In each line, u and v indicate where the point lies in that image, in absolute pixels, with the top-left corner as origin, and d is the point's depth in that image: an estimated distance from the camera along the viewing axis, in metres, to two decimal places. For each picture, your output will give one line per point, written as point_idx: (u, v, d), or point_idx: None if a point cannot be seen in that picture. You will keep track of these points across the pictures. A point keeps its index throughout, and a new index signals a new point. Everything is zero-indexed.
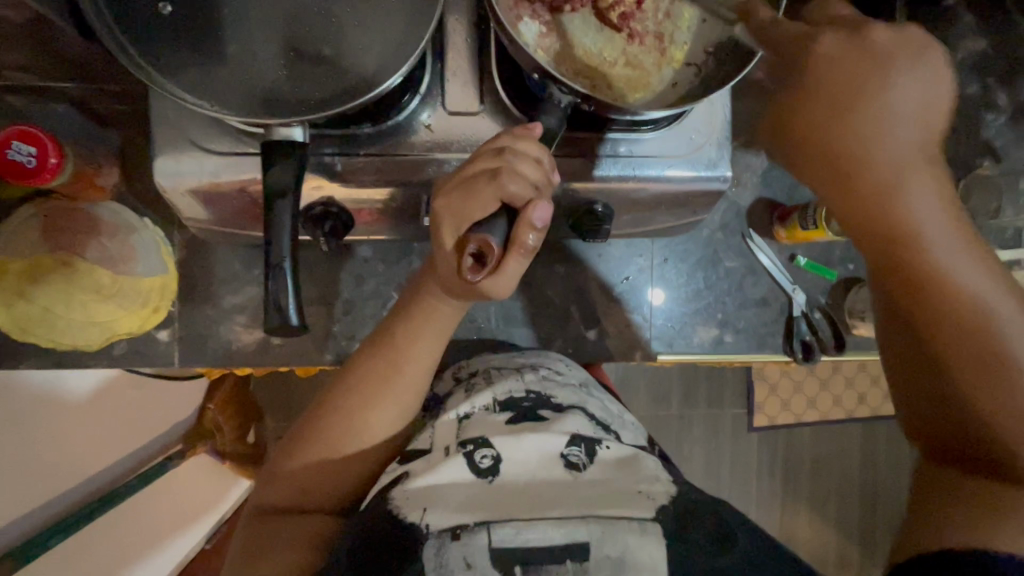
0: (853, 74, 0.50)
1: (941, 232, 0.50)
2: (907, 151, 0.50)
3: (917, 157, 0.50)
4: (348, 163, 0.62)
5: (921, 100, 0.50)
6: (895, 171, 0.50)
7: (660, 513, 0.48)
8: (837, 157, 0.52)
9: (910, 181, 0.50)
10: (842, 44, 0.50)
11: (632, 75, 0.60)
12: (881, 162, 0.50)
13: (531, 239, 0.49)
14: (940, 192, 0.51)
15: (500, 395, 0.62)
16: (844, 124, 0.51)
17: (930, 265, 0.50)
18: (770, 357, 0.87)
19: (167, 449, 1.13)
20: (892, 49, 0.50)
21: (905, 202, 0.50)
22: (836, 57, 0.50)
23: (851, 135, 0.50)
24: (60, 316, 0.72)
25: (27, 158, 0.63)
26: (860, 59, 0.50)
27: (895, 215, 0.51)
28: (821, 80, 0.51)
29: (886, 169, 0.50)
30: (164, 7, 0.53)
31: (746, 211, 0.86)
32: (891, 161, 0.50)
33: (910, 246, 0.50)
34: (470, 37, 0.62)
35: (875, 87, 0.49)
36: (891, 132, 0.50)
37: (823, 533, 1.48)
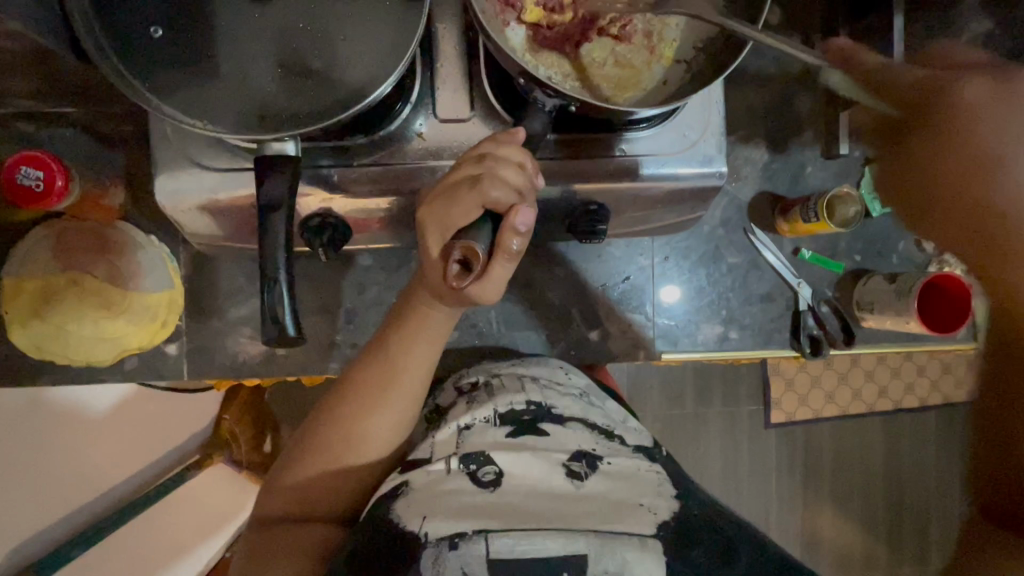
0: (987, 108, 0.52)
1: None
2: (1006, 197, 0.50)
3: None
4: (343, 175, 0.63)
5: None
6: (1009, 212, 0.50)
7: (660, 528, 0.48)
8: (965, 192, 0.52)
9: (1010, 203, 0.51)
10: (983, 86, 0.52)
11: (622, 75, 0.60)
12: (1000, 202, 0.51)
13: (515, 244, 0.48)
14: None
15: (502, 407, 0.61)
16: (982, 152, 0.52)
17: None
18: (777, 353, 0.85)
19: (185, 459, 1.11)
20: (1018, 83, 0.51)
21: (996, 223, 0.51)
22: (985, 99, 0.52)
23: (987, 158, 0.52)
24: (72, 332, 0.74)
25: (36, 182, 0.66)
26: (995, 95, 0.51)
27: (1006, 248, 0.50)
28: (975, 124, 0.51)
29: (992, 208, 0.51)
30: (157, 30, 0.54)
31: (747, 206, 0.85)
32: (1005, 201, 0.50)
33: (1020, 288, 0.49)
34: (458, 45, 0.62)
35: (1000, 125, 0.51)
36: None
37: (845, 531, 1.45)
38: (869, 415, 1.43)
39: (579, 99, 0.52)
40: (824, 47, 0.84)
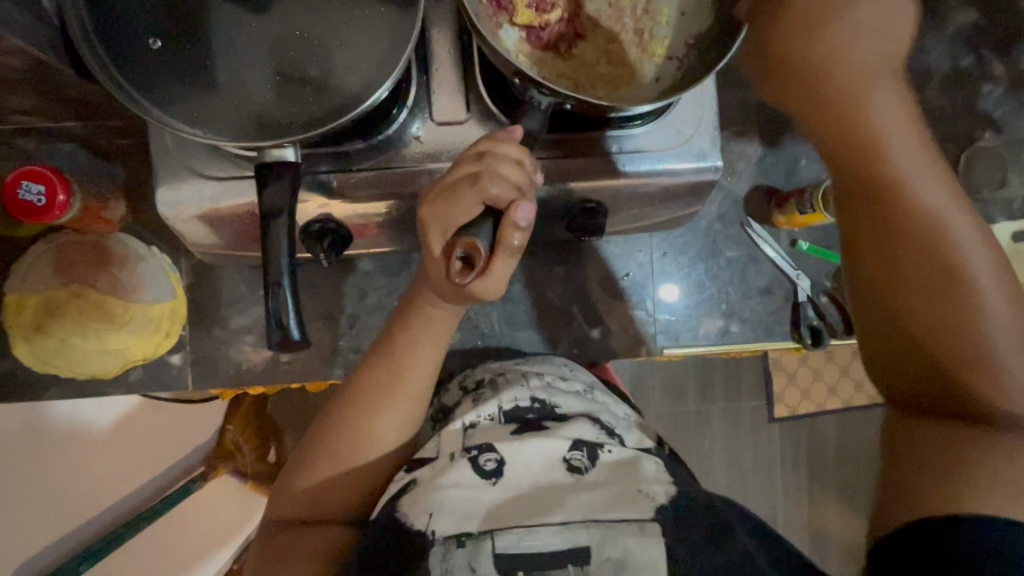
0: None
1: (903, 154, 0.49)
2: (868, 70, 0.48)
3: (875, 76, 0.49)
4: (343, 180, 0.63)
5: (886, 17, 0.48)
6: (857, 96, 0.49)
7: (659, 513, 0.48)
8: (817, 82, 0.49)
9: (875, 95, 0.49)
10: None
11: (616, 73, 0.61)
12: (866, 95, 0.49)
13: (517, 239, 0.49)
14: (905, 114, 0.50)
15: (506, 405, 0.62)
16: (805, 37, 0.48)
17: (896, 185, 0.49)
18: (777, 344, 0.86)
19: (190, 471, 1.10)
20: None
21: (869, 118, 0.49)
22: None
23: (819, 46, 0.48)
24: (76, 346, 0.75)
25: (38, 197, 0.66)
26: None
27: (851, 138, 0.49)
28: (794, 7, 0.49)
29: (850, 96, 0.48)
30: (154, 42, 0.55)
31: (743, 200, 0.86)
32: (851, 88, 0.49)
33: (886, 176, 0.49)
34: (453, 48, 0.63)
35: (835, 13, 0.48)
36: (866, 53, 0.48)
37: (854, 524, 1.45)
38: (872, 406, 1.43)
39: (573, 97, 0.52)
40: None
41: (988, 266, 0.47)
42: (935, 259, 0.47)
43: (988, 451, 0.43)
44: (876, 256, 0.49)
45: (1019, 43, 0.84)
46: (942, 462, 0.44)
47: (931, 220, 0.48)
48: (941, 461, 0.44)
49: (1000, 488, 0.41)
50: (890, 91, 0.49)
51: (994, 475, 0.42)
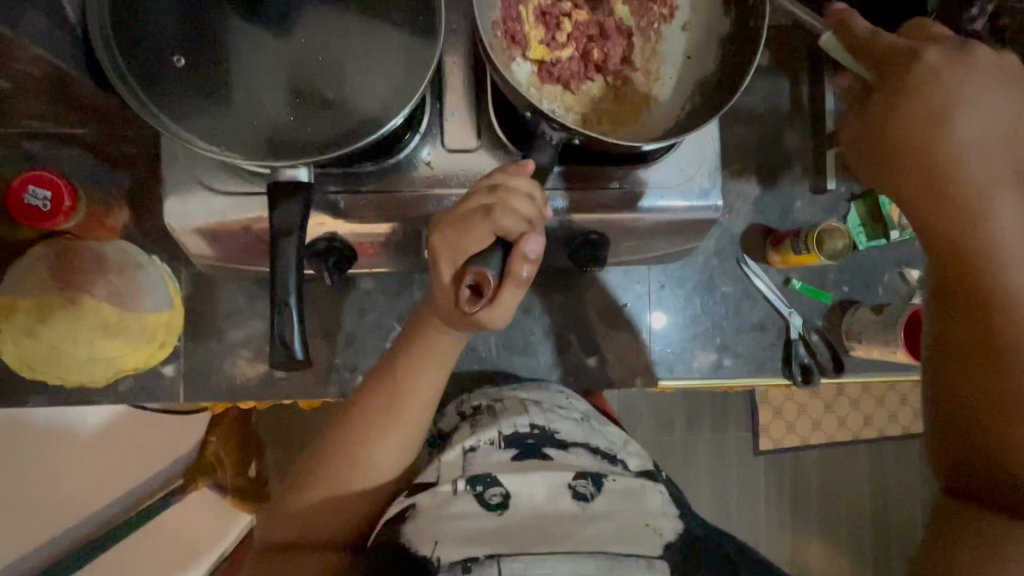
0: (922, 93, 0.51)
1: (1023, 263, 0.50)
2: (978, 180, 0.51)
3: (1001, 175, 0.51)
4: (350, 201, 0.64)
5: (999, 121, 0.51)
6: (981, 189, 0.51)
7: (666, 550, 0.48)
8: (909, 164, 0.53)
9: (994, 198, 0.51)
10: (991, 57, 0.53)
11: (623, 112, 0.63)
12: (973, 174, 0.51)
13: (526, 271, 0.50)
14: None
15: (506, 429, 0.62)
16: (928, 143, 0.52)
17: (1005, 289, 0.50)
18: (769, 379, 0.87)
19: (170, 483, 1.07)
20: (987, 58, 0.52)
21: (987, 227, 0.51)
22: (939, 69, 0.51)
23: (942, 146, 0.51)
24: (68, 353, 0.73)
25: (43, 202, 0.66)
26: (948, 65, 0.51)
27: (964, 247, 0.51)
28: (916, 94, 0.51)
29: (968, 187, 0.51)
30: (176, 59, 0.55)
31: (740, 237, 0.88)
32: (976, 183, 0.51)
33: (984, 264, 0.51)
34: (467, 79, 0.64)
35: (960, 98, 0.51)
36: (986, 145, 0.51)
37: (835, 560, 1.45)
38: (856, 443, 1.45)
39: (584, 134, 0.54)
40: (810, 91, 0.88)
41: None
42: None
43: None
44: (966, 345, 0.52)
45: None
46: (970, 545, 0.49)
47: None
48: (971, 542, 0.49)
49: None
50: (1010, 194, 0.51)
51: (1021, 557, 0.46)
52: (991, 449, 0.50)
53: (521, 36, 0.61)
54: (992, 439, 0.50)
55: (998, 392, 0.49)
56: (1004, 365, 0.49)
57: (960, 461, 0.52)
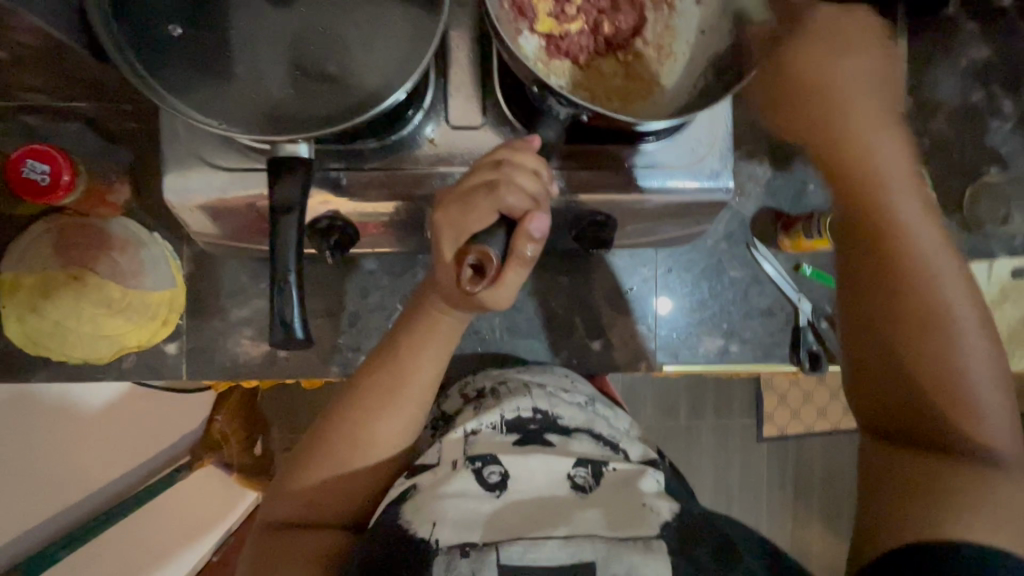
0: (808, 55, 0.55)
1: (906, 201, 0.51)
2: (860, 123, 0.53)
3: (879, 122, 0.54)
4: (353, 178, 0.63)
5: (870, 77, 0.55)
6: (856, 136, 0.53)
7: (664, 530, 0.47)
8: (806, 106, 0.55)
9: (872, 143, 0.53)
10: (862, 29, 0.56)
11: (633, 89, 0.61)
12: (852, 121, 0.54)
13: (529, 251, 0.49)
14: (905, 161, 0.53)
15: (508, 413, 0.62)
16: (813, 74, 0.55)
17: (892, 225, 0.50)
18: (776, 366, 0.86)
19: (175, 461, 1.11)
20: (829, 15, 0.57)
21: (874, 164, 0.52)
22: (819, 33, 0.56)
23: (832, 82, 0.55)
24: (71, 329, 0.73)
25: (41, 176, 0.65)
26: (812, 29, 0.56)
27: (857, 181, 0.52)
28: (805, 49, 0.56)
29: (850, 131, 0.53)
30: (174, 30, 0.54)
31: (750, 221, 0.86)
32: (857, 126, 0.53)
33: (871, 201, 0.51)
34: (472, 53, 0.62)
35: (843, 57, 0.55)
36: (865, 93, 0.54)
37: (835, 546, 1.45)
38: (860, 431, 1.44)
39: (592, 109, 0.52)
40: None
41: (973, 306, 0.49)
42: (923, 306, 0.48)
43: (962, 490, 0.44)
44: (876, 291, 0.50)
45: None
46: (926, 495, 0.45)
47: (921, 264, 0.49)
48: (926, 495, 0.45)
49: (998, 523, 0.42)
50: (890, 139, 0.53)
51: (980, 511, 0.43)
52: (910, 390, 0.48)
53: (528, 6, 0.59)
54: (908, 379, 0.48)
55: (900, 333, 0.48)
56: (901, 299, 0.49)
57: (882, 403, 0.49)
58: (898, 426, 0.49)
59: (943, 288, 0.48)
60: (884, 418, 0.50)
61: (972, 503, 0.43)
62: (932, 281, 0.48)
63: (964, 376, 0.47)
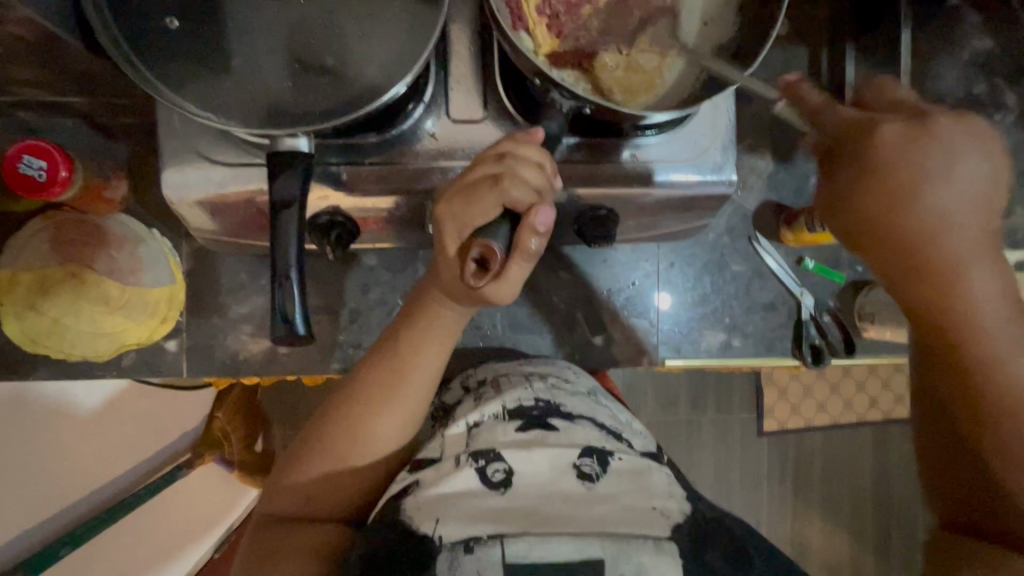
0: (902, 159, 0.47)
1: (1002, 330, 0.49)
2: (966, 248, 0.49)
3: (980, 251, 0.49)
4: (353, 172, 0.63)
5: (982, 192, 0.48)
6: (959, 269, 0.49)
7: (675, 532, 0.47)
8: (908, 241, 0.49)
9: (973, 272, 0.49)
10: (951, 122, 0.48)
11: (636, 81, 0.60)
12: (950, 255, 0.49)
13: (533, 244, 0.49)
14: (1003, 287, 0.50)
15: (510, 404, 0.61)
16: (893, 209, 0.49)
17: (986, 367, 0.49)
18: (779, 361, 0.85)
19: (176, 458, 1.08)
20: (943, 128, 0.47)
21: (968, 298, 0.49)
22: (897, 146, 0.47)
23: (926, 213, 0.48)
24: (70, 327, 0.73)
25: (38, 172, 0.65)
26: (909, 139, 0.47)
27: (947, 314, 0.50)
28: (884, 166, 0.48)
29: (949, 268, 0.49)
30: (170, 22, 0.53)
31: (752, 215, 0.85)
32: (957, 256, 0.49)
33: (966, 344, 0.50)
34: (472, 46, 0.62)
35: (943, 174, 0.47)
36: (970, 219, 0.48)
37: (835, 540, 1.46)
38: (861, 424, 1.45)
39: (596, 102, 0.51)
40: (829, 62, 0.85)
41: None
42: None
43: None
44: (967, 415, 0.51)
45: None
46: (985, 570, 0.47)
47: (1015, 396, 0.49)
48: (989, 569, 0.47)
49: None
50: (989, 266, 0.49)
51: None
52: (994, 493, 0.51)
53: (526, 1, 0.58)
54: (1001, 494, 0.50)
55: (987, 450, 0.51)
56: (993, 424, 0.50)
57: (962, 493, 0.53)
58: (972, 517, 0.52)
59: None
60: (966, 509, 0.53)
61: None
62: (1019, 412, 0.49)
63: None
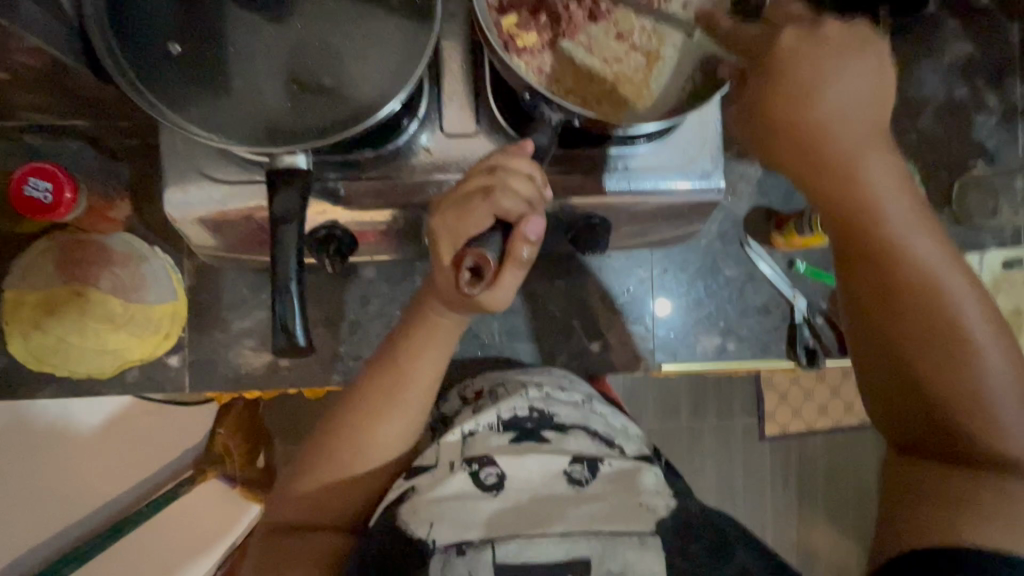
0: (803, 53, 0.47)
1: (910, 224, 0.48)
2: (859, 137, 0.47)
3: (872, 141, 0.48)
4: (350, 188, 0.64)
5: (870, 85, 0.47)
6: (856, 164, 0.47)
7: (660, 527, 0.49)
8: (795, 129, 0.47)
9: (867, 163, 0.48)
10: (843, 31, 0.47)
11: (624, 92, 0.62)
12: (846, 151, 0.47)
13: (526, 252, 0.50)
14: (901, 181, 0.49)
15: (505, 414, 0.62)
16: (796, 101, 0.47)
17: (887, 251, 0.48)
18: (773, 363, 0.87)
19: (177, 476, 1.06)
20: (834, 31, 0.47)
21: (864, 184, 0.47)
22: (803, 53, 0.46)
23: (822, 82, 0.46)
24: (74, 345, 0.74)
25: (44, 194, 0.66)
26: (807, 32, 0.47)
27: (844, 202, 0.48)
28: (792, 62, 0.47)
29: (845, 155, 0.47)
30: (172, 48, 0.55)
31: (743, 220, 0.87)
32: (849, 145, 0.47)
33: (868, 231, 0.48)
34: (464, 62, 0.64)
35: (831, 69, 0.47)
36: (854, 117, 0.47)
37: (841, 543, 1.45)
38: (862, 425, 1.45)
39: (582, 114, 0.53)
40: None
41: (989, 329, 0.47)
42: (940, 332, 0.47)
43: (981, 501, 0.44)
44: (870, 308, 0.49)
45: (1012, 78, 0.87)
46: (935, 503, 0.46)
47: (925, 292, 0.47)
48: (935, 503, 0.46)
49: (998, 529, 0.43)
50: (885, 160, 0.48)
51: (987, 519, 0.43)
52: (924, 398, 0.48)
53: (519, 32, 0.60)
54: (930, 407, 0.48)
55: (911, 354, 0.48)
56: (902, 316, 0.48)
57: (905, 426, 0.49)
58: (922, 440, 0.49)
59: (945, 307, 0.47)
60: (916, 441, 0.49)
61: (1010, 518, 0.43)
62: (932, 301, 0.47)
63: (977, 397, 0.46)
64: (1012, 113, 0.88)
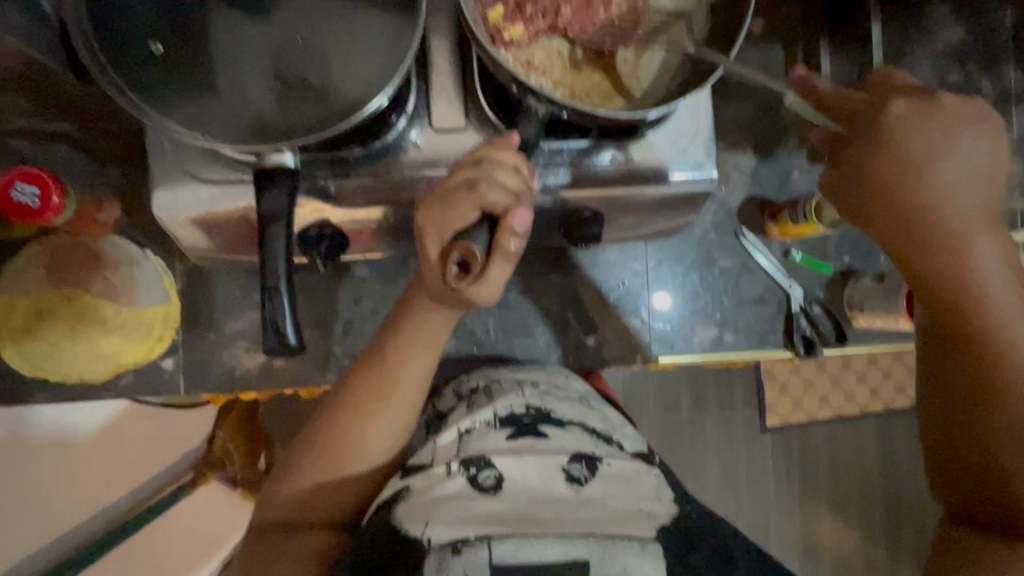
0: (913, 134, 0.51)
1: (1007, 300, 0.51)
2: (970, 214, 0.51)
3: (981, 221, 0.51)
4: (341, 185, 0.63)
5: (991, 162, 0.52)
6: (963, 237, 0.51)
7: (660, 533, 0.49)
8: (901, 202, 0.52)
9: (974, 239, 0.51)
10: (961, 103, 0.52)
11: (612, 84, 0.62)
12: (950, 223, 0.51)
13: (514, 245, 0.50)
14: (1006, 257, 0.52)
15: (502, 411, 0.62)
16: (908, 181, 0.51)
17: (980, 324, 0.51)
18: (771, 353, 0.86)
19: (178, 479, 1.06)
20: (951, 105, 0.52)
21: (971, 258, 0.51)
22: (912, 126, 0.51)
23: (938, 165, 0.51)
24: (67, 349, 0.74)
25: (31, 198, 0.65)
26: (921, 109, 0.52)
27: (938, 273, 0.52)
28: (902, 141, 0.51)
29: (951, 229, 0.51)
30: (154, 46, 0.55)
31: (737, 211, 0.87)
32: (962, 221, 0.51)
33: (966, 303, 0.52)
34: (452, 58, 0.63)
35: (944, 149, 0.51)
36: (959, 197, 0.51)
37: (845, 533, 1.45)
38: (863, 415, 1.44)
39: (570, 106, 0.53)
40: (805, 57, 0.87)
41: None
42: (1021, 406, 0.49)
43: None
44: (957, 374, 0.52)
45: (1005, 61, 0.86)
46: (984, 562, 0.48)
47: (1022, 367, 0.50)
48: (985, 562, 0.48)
49: None
50: (991, 236, 0.52)
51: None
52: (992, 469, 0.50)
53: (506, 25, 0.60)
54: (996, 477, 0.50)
55: (986, 402, 0.51)
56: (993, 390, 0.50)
57: (960, 476, 0.52)
58: (980, 506, 0.52)
59: None
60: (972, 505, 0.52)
61: None
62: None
63: None
64: (1006, 97, 0.87)
